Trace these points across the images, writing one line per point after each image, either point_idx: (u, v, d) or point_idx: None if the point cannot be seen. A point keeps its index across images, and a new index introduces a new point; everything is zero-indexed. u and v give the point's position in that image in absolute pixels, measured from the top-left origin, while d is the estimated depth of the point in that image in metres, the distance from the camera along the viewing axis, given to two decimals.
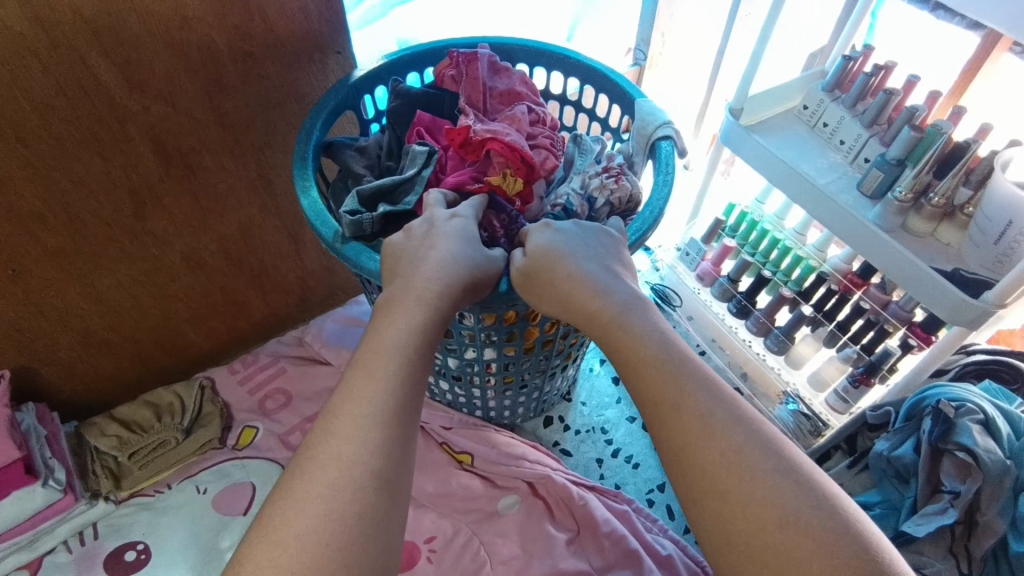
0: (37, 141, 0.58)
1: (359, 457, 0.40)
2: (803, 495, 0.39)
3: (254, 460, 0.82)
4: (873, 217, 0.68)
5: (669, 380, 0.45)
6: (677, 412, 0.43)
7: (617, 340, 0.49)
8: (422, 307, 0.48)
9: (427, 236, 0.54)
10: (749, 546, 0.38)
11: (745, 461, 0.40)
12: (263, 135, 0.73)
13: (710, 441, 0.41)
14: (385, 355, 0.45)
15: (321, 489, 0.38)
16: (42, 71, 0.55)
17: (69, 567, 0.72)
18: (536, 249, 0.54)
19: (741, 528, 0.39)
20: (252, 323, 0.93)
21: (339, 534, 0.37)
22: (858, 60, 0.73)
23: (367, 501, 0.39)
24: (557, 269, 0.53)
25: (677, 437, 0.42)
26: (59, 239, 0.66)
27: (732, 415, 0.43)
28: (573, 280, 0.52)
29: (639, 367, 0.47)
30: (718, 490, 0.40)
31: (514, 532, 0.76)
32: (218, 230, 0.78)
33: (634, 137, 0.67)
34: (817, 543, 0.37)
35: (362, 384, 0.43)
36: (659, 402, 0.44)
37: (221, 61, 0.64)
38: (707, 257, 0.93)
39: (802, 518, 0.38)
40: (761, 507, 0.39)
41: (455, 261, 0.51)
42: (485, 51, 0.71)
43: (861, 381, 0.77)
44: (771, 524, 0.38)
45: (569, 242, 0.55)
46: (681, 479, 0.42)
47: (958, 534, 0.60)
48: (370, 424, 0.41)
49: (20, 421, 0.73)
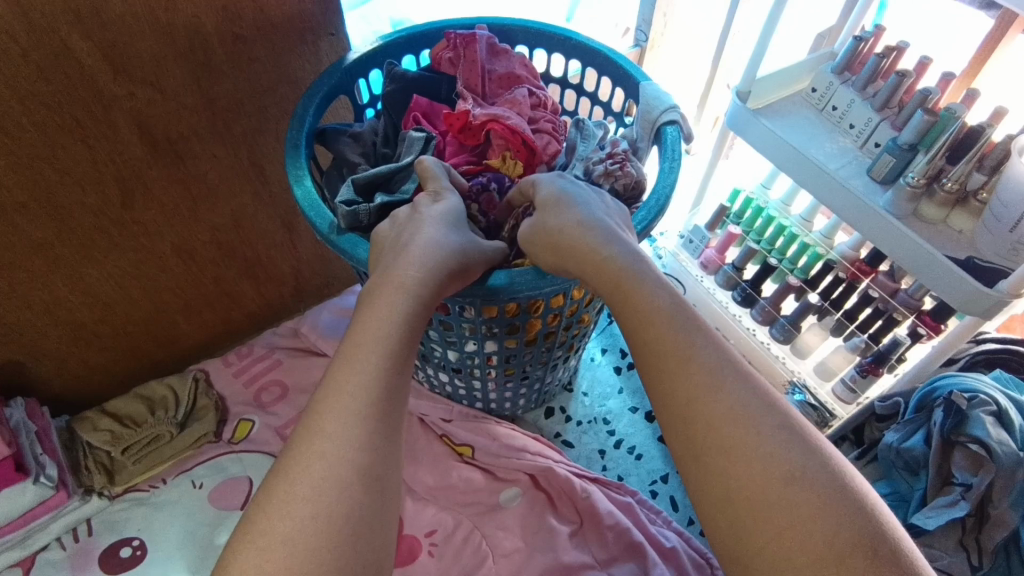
0: (17, 128, 0.56)
1: (344, 455, 0.38)
2: (810, 453, 0.38)
3: (251, 454, 0.81)
4: (884, 204, 0.66)
5: (681, 332, 0.43)
6: (688, 363, 0.42)
7: (623, 289, 0.47)
8: (406, 293, 0.46)
9: (411, 221, 0.53)
10: (753, 502, 0.37)
11: (753, 417, 0.39)
12: (255, 120, 0.70)
13: (719, 395, 0.40)
14: (370, 343, 0.43)
15: (304, 490, 0.37)
16: (22, 54, 0.52)
17: (63, 565, 0.71)
18: (547, 197, 0.55)
19: (744, 483, 0.37)
20: (247, 313, 0.91)
21: (325, 538, 0.35)
22: (869, 41, 0.70)
23: (354, 501, 0.37)
24: (566, 218, 0.53)
25: (684, 391, 0.41)
26: (44, 230, 0.64)
27: (740, 372, 0.41)
28: (582, 228, 0.52)
29: (645, 318, 0.45)
30: (723, 442, 0.39)
31: (516, 525, 0.75)
32: (210, 220, 0.76)
33: (638, 121, 0.65)
34: (823, 500, 0.36)
35: (345, 375, 0.41)
36: (668, 351, 0.43)
37: (209, 43, 0.62)
38: (710, 245, 0.91)
39: (808, 474, 0.37)
40: (767, 461, 0.37)
41: (438, 246, 0.50)
42: (484, 32, 0.68)
43: (868, 370, 0.75)
44: (777, 480, 0.37)
45: (579, 195, 0.55)
46: (682, 435, 0.40)
47: (969, 526, 0.60)
48: (355, 419, 0.39)
49: (9, 417, 0.71)
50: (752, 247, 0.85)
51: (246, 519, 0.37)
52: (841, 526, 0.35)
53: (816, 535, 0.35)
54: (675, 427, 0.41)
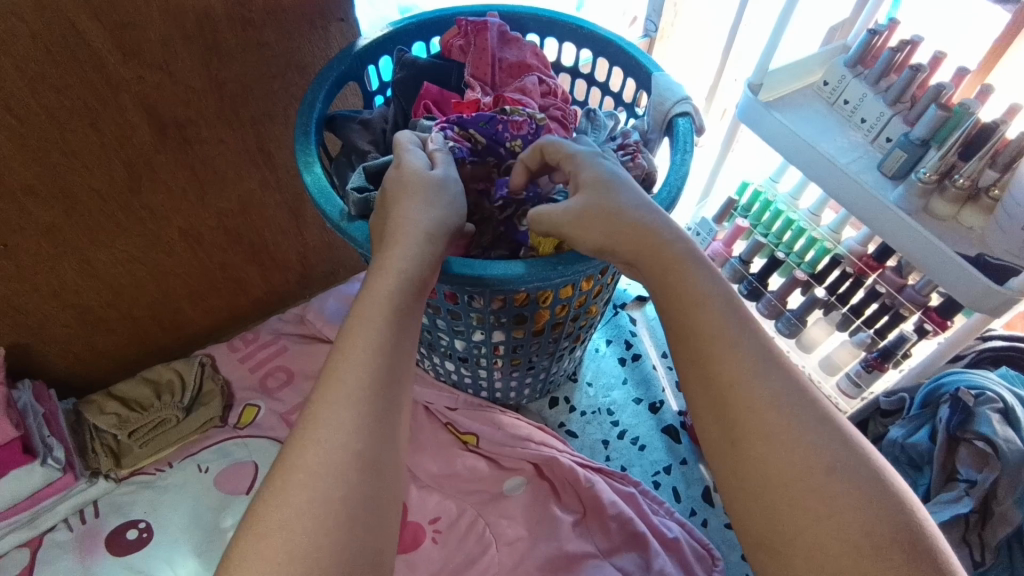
0: (27, 110, 0.56)
1: (338, 440, 0.38)
2: (851, 446, 0.37)
3: (256, 439, 0.81)
4: (895, 199, 0.66)
5: (729, 317, 0.42)
6: (735, 348, 0.40)
7: (677, 275, 0.44)
8: (393, 274, 0.44)
9: (398, 189, 0.49)
10: (790, 491, 0.36)
11: (796, 406, 0.38)
12: (264, 106, 0.70)
13: (763, 383, 0.39)
14: (362, 328, 0.42)
15: (301, 477, 0.37)
16: (31, 37, 0.52)
17: (69, 546, 0.72)
18: (594, 175, 0.49)
19: (783, 473, 0.37)
20: (253, 299, 0.91)
21: (321, 524, 0.35)
22: (883, 34, 0.70)
23: (348, 486, 0.37)
24: (620, 196, 0.47)
25: (726, 374, 0.40)
26: (52, 214, 0.64)
27: (785, 361, 0.40)
28: (641, 210, 0.47)
29: (694, 300, 0.42)
30: (764, 431, 0.38)
31: (519, 513, 0.75)
32: (218, 205, 0.75)
33: (650, 113, 0.64)
34: (861, 494, 0.35)
35: (339, 362, 0.41)
36: (714, 335, 0.41)
37: (218, 27, 0.61)
38: (718, 238, 0.90)
39: (848, 467, 0.36)
40: (808, 452, 0.37)
41: (424, 218, 0.47)
42: (496, 20, 0.68)
43: (873, 365, 0.76)
44: (817, 471, 0.36)
45: (623, 174, 0.50)
46: (722, 419, 0.39)
47: (973, 523, 0.60)
48: (350, 404, 0.39)
49: (17, 399, 0.71)
50: (759, 240, 0.84)
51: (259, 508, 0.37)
52: (879, 521, 0.35)
53: (851, 527, 0.35)
54: (716, 409, 0.40)
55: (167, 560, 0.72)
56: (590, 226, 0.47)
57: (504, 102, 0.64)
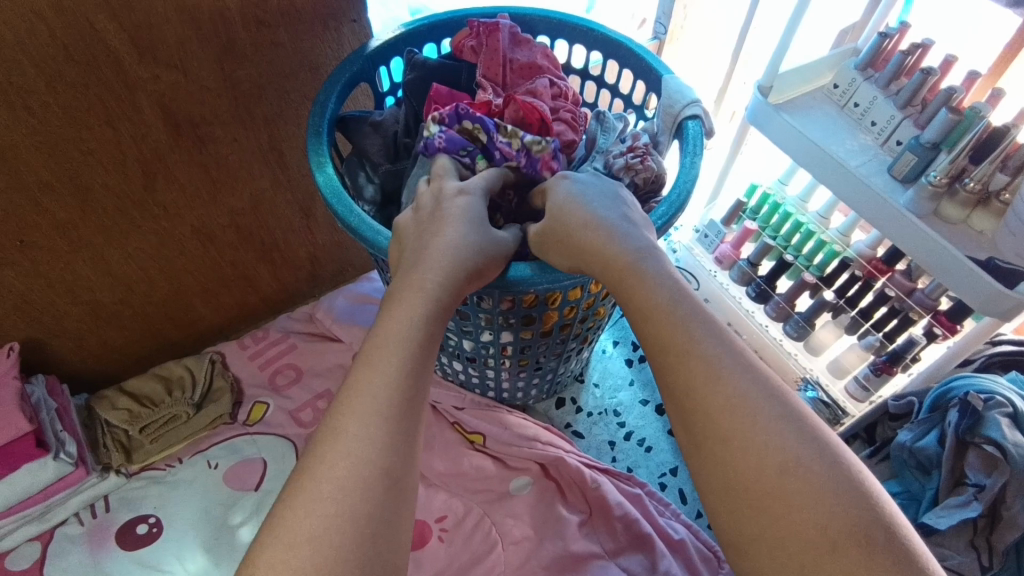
0: (45, 109, 0.57)
1: (366, 456, 0.39)
2: (805, 442, 0.38)
3: (265, 436, 0.82)
4: (905, 203, 0.65)
5: (678, 326, 0.44)
6: (687, 356, 0.42)
7: (634, 287, 0.47)
8: (426, 299, 0.46)
9: (444, 219, 0.51)
10: (748, 492, 0.37)
11: (749, 407, 0.39)
12: (277, 105, 0.71)
13: (714, 387, 0.40)
14: (391, 345, 0.43)
15: (331, 489, 0.37)
16: (49, 36, 0.53)
17: (80, 540, 0.73)
18: (554, 202, 0.54)
19: (741, 473, 0.38)
20: (262, 297, 0.91)
21: (350, 536, 0.36)
22: (894, 37, 0.70)
23: (376, 500, 0.38)
24: (573, 218, 0.52)
25: (683, 383, 0.42)
26: (67, 211, 0.65)
27: (740, 361, 0.42)
28: (589, 229, 0.51)
29: (647, 313, 0.46)
30: (718, 434, 0.39)
31: (526, 513, 0.75)
32: (230, 204, 0.76)
33: (660, 115, 0.65)
34: (817, 491, 0.36)
35: (368, 377, 0.42)
36: (669, 345, 0.43)
37: (233, 27, 0.62)
38: (726, 240, 0.91)
39: (804, 465, 0.37)
40: (760, 451, 0.38)
41: (465, 247, 0.49)
42: (507, 21, 0.68)
43: (883, 369, 0.76)
44: (770, 470, 0.37)
45: (586, 193, 0.54)
46: (685, 425, 0.41)
47: (981, 527, 0.60)
48: (380, 420, 0.40)
49: (30, 393, 0.72)
50: (768, 242, 0.84)
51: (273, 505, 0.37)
52: (834, 517, 0.35)
53: (809, 524, 0.36)
54: (679, 416, 0.42)
55: (177, 555, 0.72)
56: (557, 254, 0.53)
57: (517, 103, 0.62)
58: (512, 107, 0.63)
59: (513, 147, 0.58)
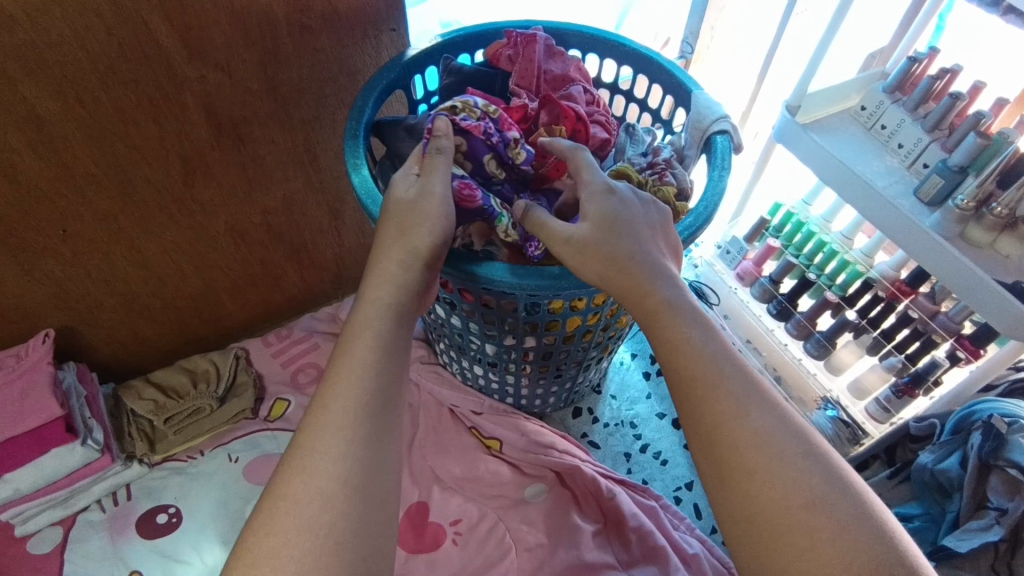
0: (97, 103, 0.59)
1: (325, 468, 0.40)
2: (829, 480, 0.39)
3: (286, 433, 0.83)
4: (931, 225, 0.66)
5: (709, 360, 0.44)
6: (715, 391, 0.42)
7: (660, 324, 0.46)
8: (382, 310, 0.46)
9: (401, 213, 0.50)
10: (773, 524, 0.38)
11: (775, 443, 0.40)
12: (313, 109, 0.73)
13: (742, 421, 0.41)
14: (354, 358, 0.44)
15: (287, 506, 0.39)
16: (106, 33, 0.55)
17: (102, 526, 0.74)
18: (599, 217, 0.50)
19: (764, 508, 0.39)
20: (287, 296, 0.93)
21: (307, 550, 0.37)
22: (922, 62, 0.71)
23: (337, 512, 0.39)
24: (620, 243, 0.49)
25: (709, 416, 0.42)
26: (109, 203, 0.67)
27: (764, 400, 0.42)
28: (637, 259, 0.48)
29: (673, 347, 0.45)
30: (744, 468, 0.40)
31: (540, 520, 0.76)
32: (263, 203, 0.78)
33: (689, 130, 0.66)
34: (840, 527, 0.38)
35: (329, 391, 0.43)
36: (695, 378, 0.43)
37: (278, 32, 0.64)
38: (748, 256, 0.93)
39: (828, 502, 0.38)
40: (786, 488, 0.39)
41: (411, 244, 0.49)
42: (543, 33, 0.70)
43: (904, 391, 0.77)
44: (795, 505, 0.38)
45: (629, 210, 0.51)
46: (709, 458, 0.41)
47: (1001, 551, 0.59)
48: (341, 433, 0.41)
49: (62, 379, 0.74)
50: (790, 261, 0.86)
51: (264, 511, 0.39)
52: (857, 553, 0.37)
53: (832, 559, 0.37)
54: (705, 449, 0.42)
55: (194, 546, 0.73)
56: (589, 267, 0.49)
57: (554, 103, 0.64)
58: (548, 107, 0.65)
59: (476, 120, 0.57)
